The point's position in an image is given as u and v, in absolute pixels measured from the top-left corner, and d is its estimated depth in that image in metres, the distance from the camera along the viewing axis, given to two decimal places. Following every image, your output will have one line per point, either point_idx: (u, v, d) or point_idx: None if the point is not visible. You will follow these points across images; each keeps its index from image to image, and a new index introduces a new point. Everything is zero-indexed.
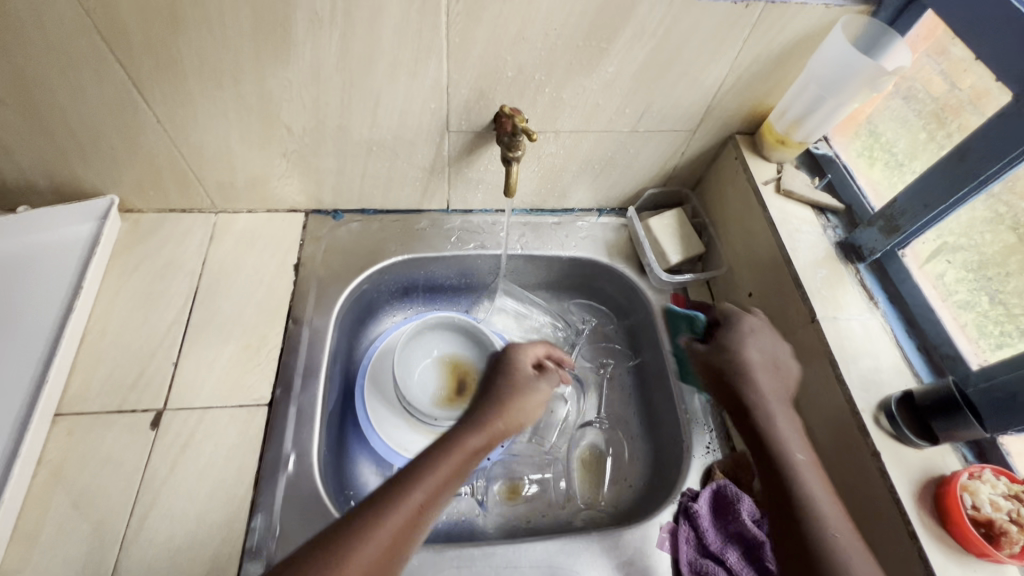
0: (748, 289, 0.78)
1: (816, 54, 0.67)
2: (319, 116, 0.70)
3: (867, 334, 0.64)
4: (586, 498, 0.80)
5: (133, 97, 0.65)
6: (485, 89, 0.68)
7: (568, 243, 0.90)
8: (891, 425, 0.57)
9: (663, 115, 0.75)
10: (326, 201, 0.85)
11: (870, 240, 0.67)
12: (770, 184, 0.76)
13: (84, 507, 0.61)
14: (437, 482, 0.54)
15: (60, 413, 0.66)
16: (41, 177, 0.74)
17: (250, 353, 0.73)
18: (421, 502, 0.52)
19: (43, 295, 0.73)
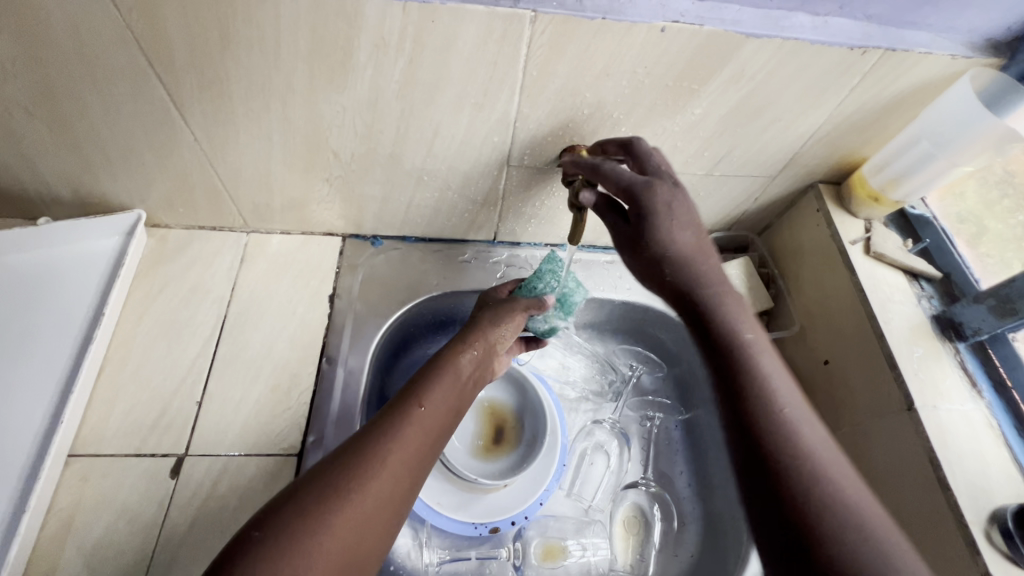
0: (824, 356, 0.70)
1: (931, 108, 0.61)
2: (370, 143, 0.63)
3: (970, 429, 0.57)
4: (629, 565, 0.74)
5: (170, 113, 0.59)
6: (556, 125, 0.62)
7: (621, 285, 0.84)
8: (1006, 544, 0.50)
9: (744, 160, 0.69)
10: (366, 226, 0.78)
11: (975, 319, 0.61)
12: (858, 245, 0.69)
13: (96, 566, 0.55)
14: (421, 442, 0.54)
15: (74, 454, 0.61)
16: (65, 189, 0.69)
17: (280, 395, 0.67)
18: (411, 465, 0.52)
19: (60, 317, 0.67)
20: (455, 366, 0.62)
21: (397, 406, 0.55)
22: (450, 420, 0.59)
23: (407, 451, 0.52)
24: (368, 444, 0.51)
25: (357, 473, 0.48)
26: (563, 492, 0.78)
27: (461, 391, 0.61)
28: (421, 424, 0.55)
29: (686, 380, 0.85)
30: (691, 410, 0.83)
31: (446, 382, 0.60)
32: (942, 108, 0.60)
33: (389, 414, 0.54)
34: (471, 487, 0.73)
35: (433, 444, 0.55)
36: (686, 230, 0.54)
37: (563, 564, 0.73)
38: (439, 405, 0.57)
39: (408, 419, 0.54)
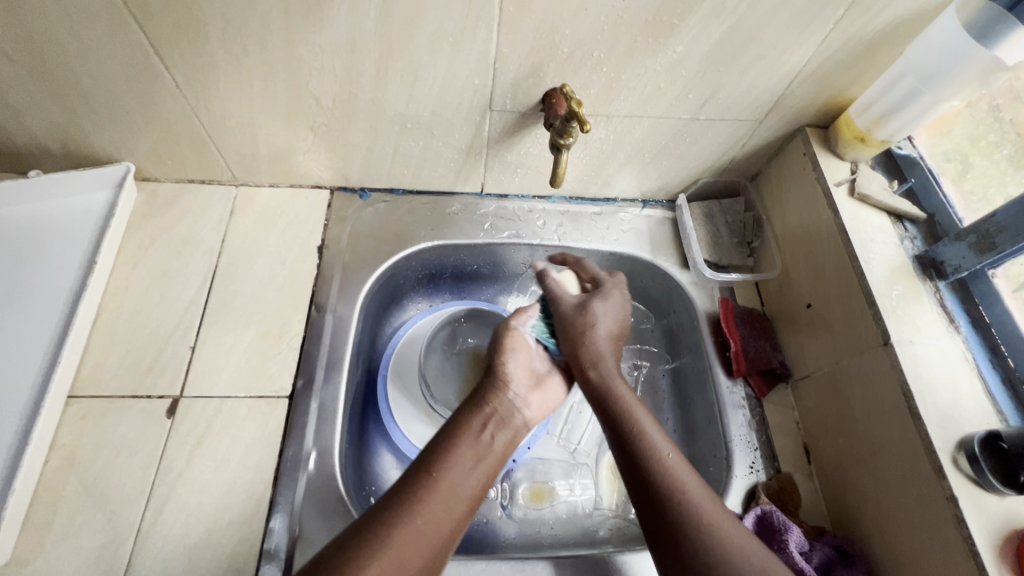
0: (807, 300, 0.71)
1: (917, 42, 0.60)
2: (351, 88, 0.63)
3: (946, 361, 0.58)
4: (612, 506, 0.76)
5: (149, 58, 0.59)
6: (537, 66, 0.62)
7: (609, 236, 0.84)
8: (971, 468, 0.51)
9: (728, 103, 0.68)
10: (353, 178, 0.79)
11: (955, 256, 0.61)
12: (843, 186, 0.69)
13: (98, 496, 0.58)
14: (437, 522, 0.50)
15: (74, 395, 0.63)
16: (52, 140, 0.69)
17: (270, 341, 0.69)
18: (427, 544, 0.48)
19: (55, 267, 0.69)
20: (470, 428, 0.57)
21: (403, 487, 0.51)
22: (474, 488, 0.53)
23: (419, 531, 0.48)
24: (371, 531, 0.47)
25: (360, 558, 0.45)
26: (552, 438, 0.80)
27: (483, 460, 0.55)
28: (438, 497, 0.51)
29: (673, 329, 0.84)
30: (678, 358, 0.83)
31: (463, 448, 0.55)
32: (929, 40, 0.59)
33: (391, 499, 0.50)
34: None
35: (450, 522, 0.50)
36: (605, 323, 0.67)
37: (549, 505, 0.75)
38: (453, 478, 0.52)
39: (414, 502, 0.50)
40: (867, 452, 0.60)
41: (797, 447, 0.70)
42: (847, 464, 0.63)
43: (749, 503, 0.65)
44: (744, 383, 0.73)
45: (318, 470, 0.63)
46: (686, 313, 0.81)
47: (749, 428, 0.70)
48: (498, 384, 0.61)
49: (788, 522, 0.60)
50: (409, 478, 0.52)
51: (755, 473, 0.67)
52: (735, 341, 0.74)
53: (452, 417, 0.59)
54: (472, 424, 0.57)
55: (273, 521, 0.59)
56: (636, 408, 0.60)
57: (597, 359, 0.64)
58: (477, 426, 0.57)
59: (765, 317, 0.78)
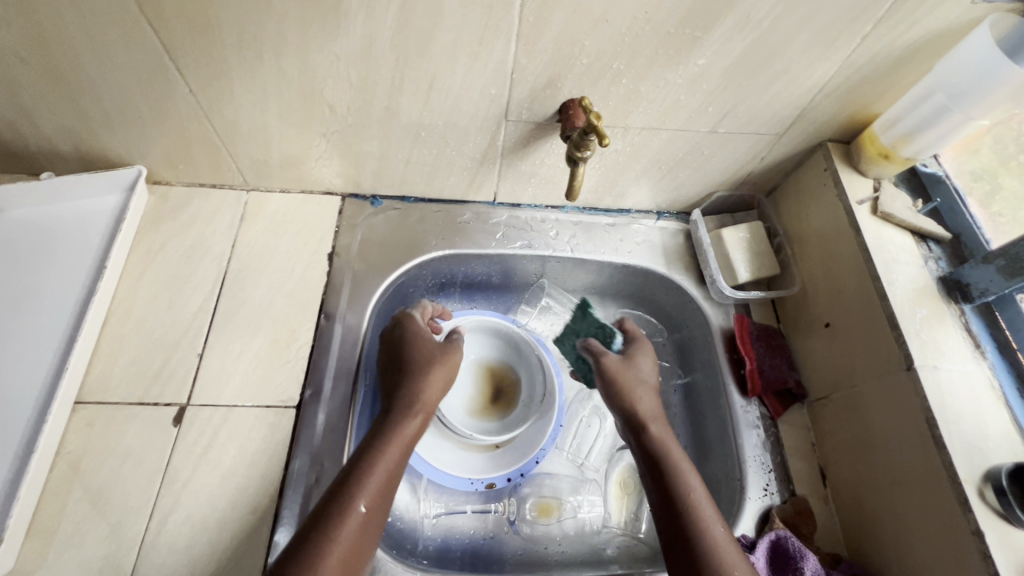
0: (825, 320, 0.70)
1: (947, 58, 0.58)
2: (365, 95, 0.63)
3: (972, 388, 0.56)
4: (622, 523, 0.75)
5: (163, 63, 0.58)
6: (555, 77, 0.60)
7: (622, 247, 0.82)
8: (998, 501, 0.50)
9: (749, 116, 0.66)
10: (364, 185, 0.78)
11: (982, 279, 0.59)
12: (865, 204, 0.67)
13: (103, 504, 0.57)
14: (361, 543, 0.52)
15: (81, 401, 0.62)
16: (65, 143, 0.69)
17: (278, 349, 0.68)
18: (350, 566, 0.50)
19: (64, 269, 0.69)
20: (397, 434, 0.59)
21: (332, 506, 0.52)
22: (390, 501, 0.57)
23: (351, 552, 0.51)
24: (304, 559, 0.48)
25: None
26: (562, 453, 0.79)
27: (401, 470, 0.59)
28: (363, 524, 0.53)
29: (686, 343, 0.83)
30: (690, 372, 0.81)
31: (391, 454, 0.58)
32: (960, 57, 0.57)
33: (326, 512, 0.52)
34: (469, 446, 0.76)
35: (376, 522, 0.54)
36: (645, 399, 0.65)
37: (557, 520, 0.74)
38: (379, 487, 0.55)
39: (338, 524, 0.51)
40: (887, 480, 0.58)
41: (813, 470, 0.68)
42: (864, 491, 0.61)
43: (763, 527, 0.63)
44: (758, 403, 0.72)
45: (324, 483, 0.62)
46: (700, 327, 0.79)
47: (762, 448, 0.69)
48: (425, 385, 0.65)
49: (804, 549, 0.59)
50: (341, 481, 0.55)
51: (769, 495, 0.66)
52: (751, 359, 0.73)
53: (377, 427, 0.60)
54: (403, 428, 0.60)
55: (277, 534, 0.58)
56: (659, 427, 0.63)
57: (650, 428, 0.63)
58: (403, 430, 0.60)
59: (780, 334, 0.77)
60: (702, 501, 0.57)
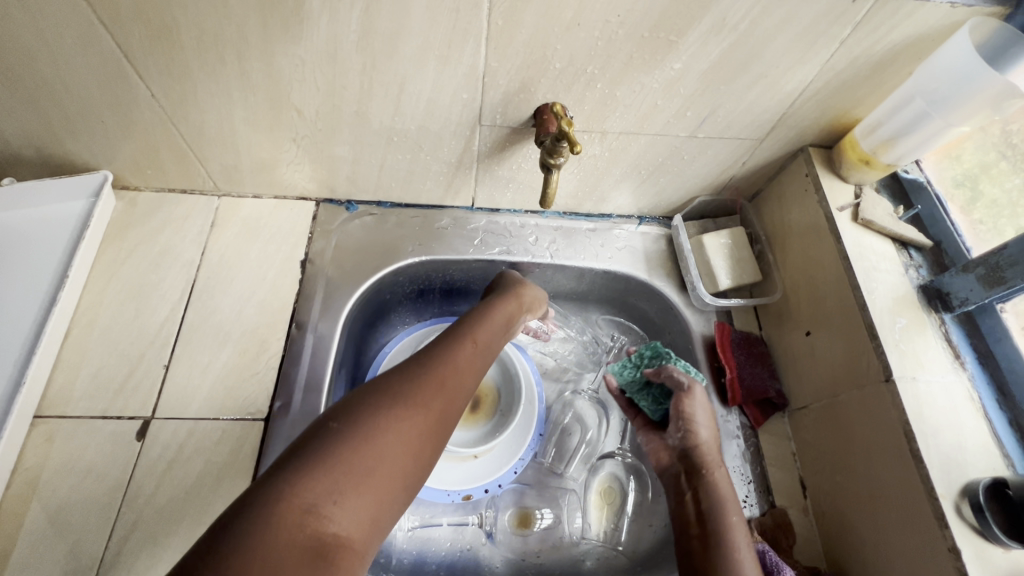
0: (806, 328, 0.69)
1: (926, 63, 0.57)
2: (334, 100, 0.61)
3: (951, 401, 0.55)
4: (602, 535, 0.72)
5: (123, 66, 0.56)
6: (528, 81, 0.59)
7: (603, 253, 0.81)
8: (976, 517, 0.49)
9: (728, 121, 0.65)
10: (339, 190, 0.77)
11: (962, 288, 0.58)
12: (846, 211, 0.66)
13: (61, 523, 0.55)
14: (431, 415, 0.47)
15: (41, 415, 0.60)
16: (26, 148, 0.67)
17: (247, 360, 0.67)
18: (415, 433, 0.45)
19: (27, 278, 0.67)
20: (435, 376, 0.50)
21: (397, 374, 0.49)
22: (462, 396, 0.52)
23: (420, 421, 0.46)
24: (364, 406, 0.45)
25: (358, 439, 0.42)
26: (541, 463, 0.78)
27: (474, 366, 0.54)
28: (433, 395, 0.48)
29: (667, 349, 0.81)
30: None
31: (428, 394, 0.48)
32: (939, 62, 0.56)
33: (392, 376, 0.49)
34: (443, 455, 0.74)
35: (432, 436, 0.47)
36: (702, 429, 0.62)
37: (534, 531, 0.72)
38: (415, 426, 0.46)
39: (406, 389, 0.47)
40: (867, 494, 0.57)
41: (795, 481, 0.67)
42: (844, 504, 0.60)
43: None
44: (739, 412, 0.71)
45: None
46: (681, 335, 0.78)
47: (743, 459, 0.68)
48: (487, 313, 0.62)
49: (781, 564, 0.57)
50: (392, 378, 0.48)
51: (749, 507, 0.65)
52: (731, 367, 0.71)
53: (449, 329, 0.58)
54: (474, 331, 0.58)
55: None
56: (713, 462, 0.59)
57: (710, 465, 0.59)
58: (445, 373, 0.51)
59: (762, 342, 0.75)
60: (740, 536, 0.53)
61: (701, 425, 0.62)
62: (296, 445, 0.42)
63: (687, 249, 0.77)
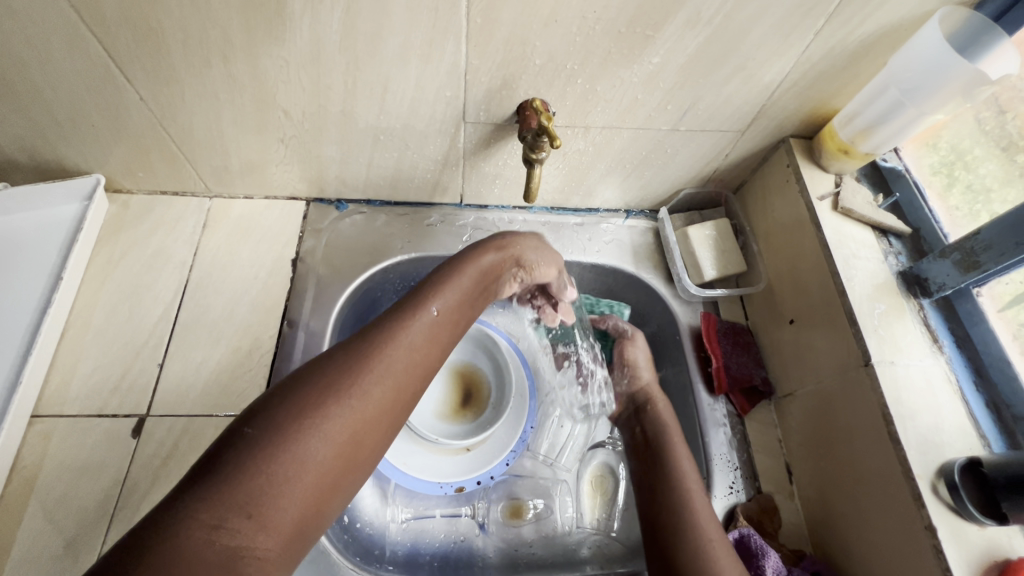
0: (790, 316, 0.70)
1: (898, 53, 0.58)
2: (319, 100, 0.62)
3: (929, 384, 0.56)
4: (595, 523, 0.74)
5: (110, 70, 0.57)
6: (509, 78, 0.60)
7: (590, 247, 0.82)
8: (951, 496, 0.50)
9: (709, 114, 0.66)
10: (328, 189, 0.78)
11: (939, 274, 0.59)
12: (826, 200, 0.67)
13: (60, 519, 0.57)
14: (368, 414, 0.46)
15: (38, 414, 0.62)
16: (19, 153, 0.68)
17: (240, 357, 0.68)
18: (345, 437, 0.44)
19: (22, 281, 0.68)
20: (375, 371, 0.47)
21: (332, 368, 0.46)
22: (407, 387, 0.50)
23: (352, 423, 0.44)
24: (292, 407, 0.43)
25: (282, 446, 0.41)
26: (533, 455, 0.79)
27: (421, 355, 0.52)
28: (368, 392, 0.46)
29: (656, 340, 0.83)
30: (660, 369, 0.81)
31: (361, 391, 0.46)
32: (911, 51, 0.57)
33: (327, 370, 0.46)
34: (436, 450, 0.75)
35: (367, 437, 0.46)
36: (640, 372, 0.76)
37: (528, 522, 0.73)
38: (341, 429, 0.44)
39: (339, 388, 0.45)
40: (846, 475, 0.58)
41: (780, 467, 0.68)
42: (826, 486, 0.61)
43: (728, 525, 0.63)
44: (725, 400, 0.72)
45: None
46: (668, 326, 0.79)
47: (729, 446, 0.69)
48: (441, 289, 0.58)
49: (766, 547, 0.59)
50: (326, 374, 0.46)
51: (735, 493, 0.66)
52: (717, 357, 0.72)
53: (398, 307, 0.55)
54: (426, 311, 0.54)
55: None
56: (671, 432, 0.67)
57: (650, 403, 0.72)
58: (382, 368, 0.48)
59: (748, 331, 0.76)
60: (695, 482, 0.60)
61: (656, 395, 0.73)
62: (212, 452, 0.41)
63: (673, 241, 0.78)
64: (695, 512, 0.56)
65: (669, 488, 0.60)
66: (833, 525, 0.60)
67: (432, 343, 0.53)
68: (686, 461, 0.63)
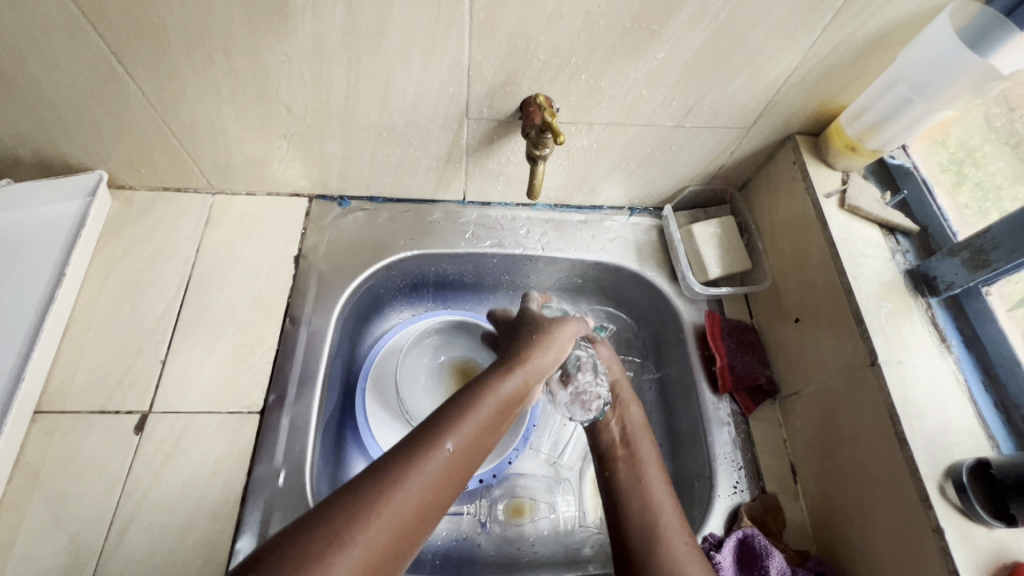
0: (796, 315, 0.69)
1: (908, 49, 0.57)
2: (321, 96, 0.62)
3: (937, 384, 0.55)
4: (597, 522, 0.74)
5: (112, 66, 0.57)
6: (513, 73, 0.59)
7: (594, 245, 0.82)
8: (958, 497, 0.49)
9: (714, 110, 0.65)
10: (331, 186, 0.77)
11: (948, 273, 0.58)
12: (833, 197, 0.67)
13: (62, 515, 0.57)
14: (412, 518, 0.45)
15: (41, 410, 0.62)
16: (22, 148, 0.68)
17: (242, 354, 0.68)
18: (388, 544, 0.43)
19: (25, 278, 0.68)
20: (423, 474, 0.46)
21: (390, 465, 0.46)
22: (452, 489, 0.49)
23: (394, 530, 0.43)
24: (341, 510, 0.42)
25: (328, 549, 0.40)
26: (535, 453, 0.79)
27: (472, 454, 0.51)
28: (417, 492, 0.46)
29: (659, 339, 0.82)
30: (663, 368, 0.81)
31: (409, 495, 0.45)
32: (921, 46, 0.56)
33: (383, 468, 0.46)
34: None
35: (406, 543, 0.44)
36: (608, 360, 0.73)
37: (530, 519, 0.73)
38: (382, 537, 0.42)
39: (387, 491, 0.44)
40: (853, 475, 0.58)
41: (784, 466, 0.67)
42: (832, 488, 0.61)
43: (731, 525, 0.63)
44: (729, 399, 0.71)
45: (287, 489, 0.61)
46: (672, 325, 0.79)
47: (732, 445, 0.68)
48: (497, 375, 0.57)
49: (770, 547, 0.58)
50: (377, 475, 0.45)
51: (738, 493, 0.65)
52: (721, 356, 0.72)
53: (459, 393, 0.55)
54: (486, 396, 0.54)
55: (239, 541, 0.57)
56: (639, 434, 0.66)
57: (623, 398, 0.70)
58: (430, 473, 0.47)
59: (753, 330, 0.76)
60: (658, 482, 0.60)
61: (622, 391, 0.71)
62: (260, 552, 0.40)
63: (677, 238, 0.78)
64: (665, 532, 0.55)
65: (636, 502, 0.58)
66: (837, 526, 0.59)
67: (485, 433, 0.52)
68: (652, 464, 0.62)
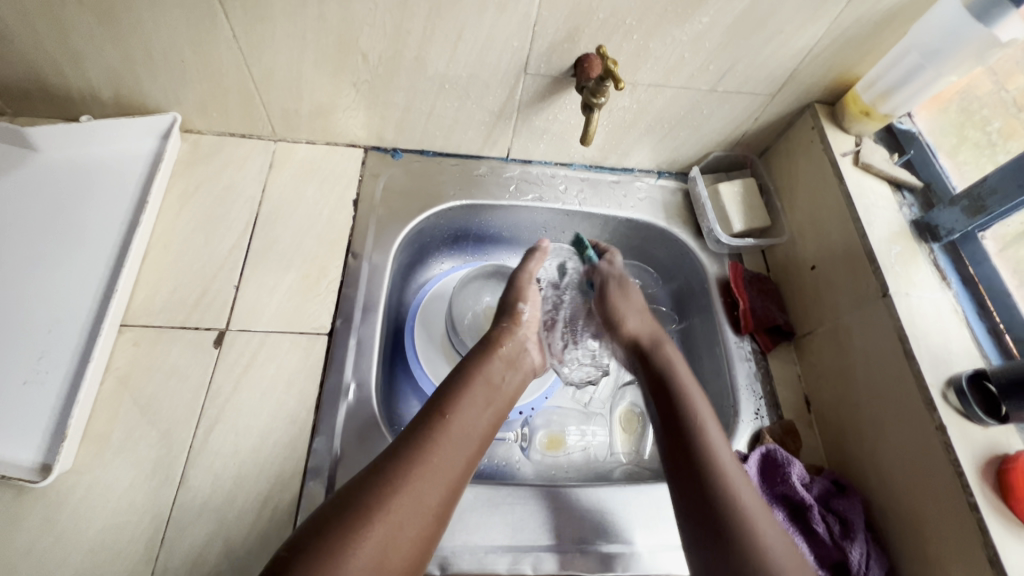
0: (811, 263, 0.77)
1: (920, 21, 0.65)
2: (397, 44, 0.68)
3: (938, 312, 0.63)
4: (626, 452, 0.80)
5: (211, 7, 0.63)
6: (574, 31, 0.66)
7: (625, 203, 0.89)
8: (959, 402, 0.57)
9: (746, 75, 0.73)
10: (387, 137, 0.83)
11: (949, 220, 0.66)
12: (848, 156, 0.75)
13: (152, 415, 0.61)
14: (448, 468, 0.55)
15: (127, 324, 0.67)
16: (106, 86, 0.73)
17: (309, 283, 0.73)
18: (434, 487, 0.53)
19: (106, 206, 0.73)
20: (444, 435, 0.57)
21: (419, 426, 0.57)
22: (478, 440, 0.60)
23: (435, 480, 0.54)
24: (385, 469, 0.52)
25: (383, 494, 0.50)
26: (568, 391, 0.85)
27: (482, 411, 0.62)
28: (448, 442, 0.57)
29: (682, 291, 0.90)
30: (686, 318, 0.88)
31: (441, 449, 0.56)
32: (933, 19, 0.64)
33: (413, 432, 0.57)
34: None
35: (450, 487, 0.55)
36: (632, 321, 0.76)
37: (564, 452, 0.80)
38: (428, 485, 0.53)
39: (422, 449, 0.55)
40: (866, 394, 0.65)
41: (798, 397, 0.75)
42: (845, 408, 0.68)
43: (754, 444, 0.70)
44: (750, 339, 0.79)
45: (356, 401, 0.67)
46: (696, 276, 0.86)
47: (752, 378, 0.75)
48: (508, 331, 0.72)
49: (790, 458, 0.65)
50: (409, 439, 0.56)
51: (759, 418, 0.72)
52: (744, 300, 0.79)
53: (464, 363, 0.67)
54: (486, 366, 0.66)
55: (316, 441, 0.63)
56: (706, 422, 0.62)
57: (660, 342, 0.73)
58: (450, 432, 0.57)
59: (770, 281, 0.83)
60: (709, 420, 0.63)
61: (672, 346, 0.72)
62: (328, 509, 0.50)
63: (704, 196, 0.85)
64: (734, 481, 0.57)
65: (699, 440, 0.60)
66: (850, 440, 0.67)
67: (492, 394, 0.65)
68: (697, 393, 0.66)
